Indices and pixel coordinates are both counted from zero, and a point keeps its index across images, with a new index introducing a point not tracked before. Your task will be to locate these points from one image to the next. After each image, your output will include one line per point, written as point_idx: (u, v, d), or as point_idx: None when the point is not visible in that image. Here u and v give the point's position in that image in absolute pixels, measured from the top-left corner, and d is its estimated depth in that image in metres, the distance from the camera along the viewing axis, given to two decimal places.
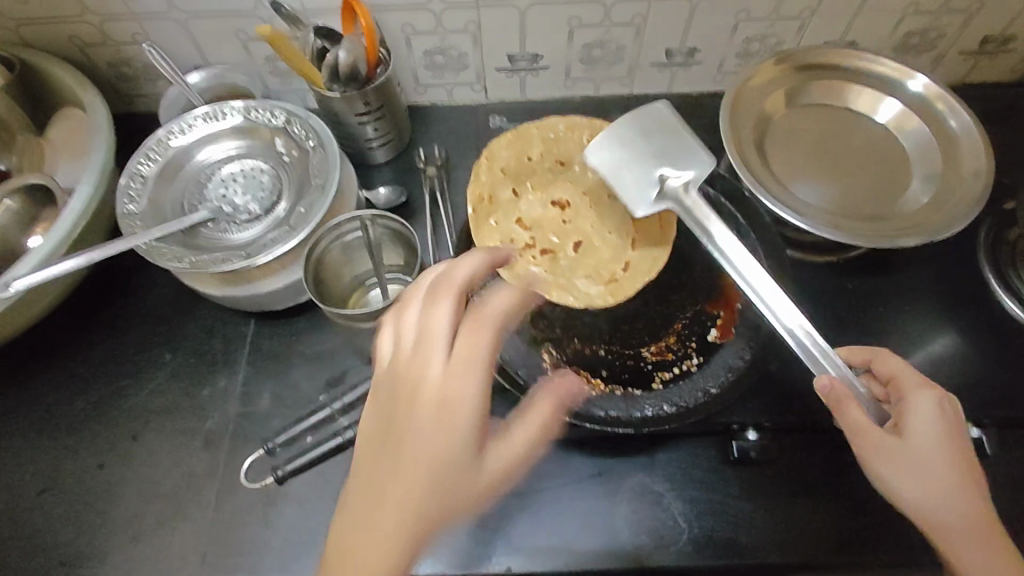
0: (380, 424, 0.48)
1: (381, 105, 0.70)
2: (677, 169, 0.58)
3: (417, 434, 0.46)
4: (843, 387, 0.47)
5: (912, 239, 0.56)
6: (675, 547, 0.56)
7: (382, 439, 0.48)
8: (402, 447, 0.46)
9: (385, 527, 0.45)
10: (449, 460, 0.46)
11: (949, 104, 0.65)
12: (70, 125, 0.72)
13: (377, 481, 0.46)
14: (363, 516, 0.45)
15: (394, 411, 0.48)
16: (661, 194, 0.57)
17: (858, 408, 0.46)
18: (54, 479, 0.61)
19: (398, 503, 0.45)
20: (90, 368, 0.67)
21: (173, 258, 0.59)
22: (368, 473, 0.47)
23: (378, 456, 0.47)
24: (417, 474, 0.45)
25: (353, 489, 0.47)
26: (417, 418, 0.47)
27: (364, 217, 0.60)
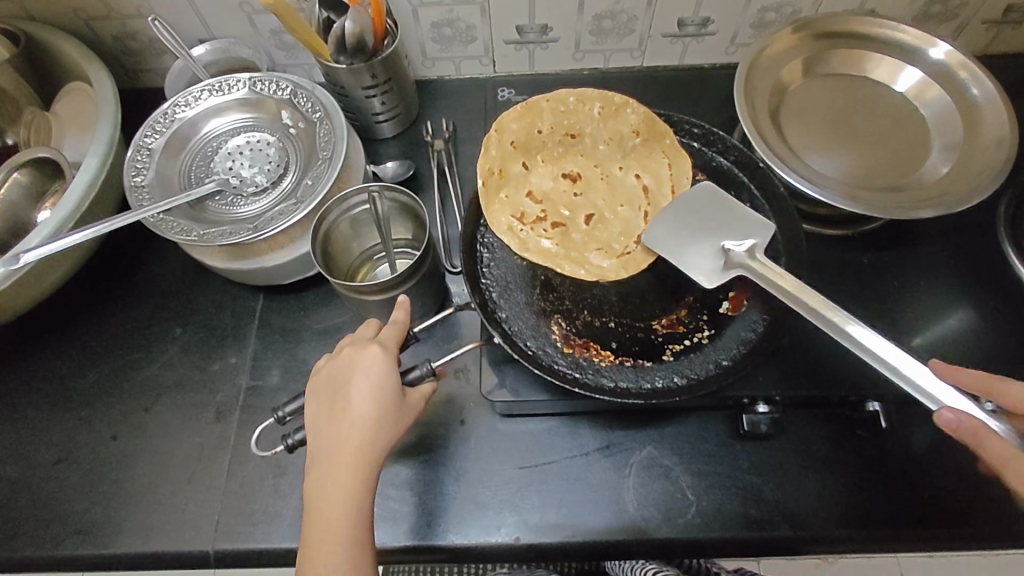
0: (321, 399, 0.51)
1: (388, 77, 0.69)
2: (735, 238, 0.56)
3: (356, 392, 0.50)
4: (976, 421, 0.43)
5: (929, 210, 0.55)
6: (684, 520, 0.56)
7: (327, 409, 0.51)
8: (343, 409, 0.50)
9: (345, 478, 0.48)
10: (388, 407, 0.50)
11: (970, 72, 0.63)
12: (76, 99, 0.71)
13: (329, 443, 0.49)
14: (322, 476, 0.49)
15: (333, 382, 0.51)
16: (727, 263, 0.56)
17: (995, 439, 0.43)
18: (68, 451, 0.62)
19: (352, 455, 0.48)
20: (101, 342, 0.67)
21: (181, 230, 0.59)
22: (320, 441, 0.50)
23: (327, 423, 0.50)
24: (361, 426, 0.49)
25: (313, 460, 0.50)
26: (354, 380, 0.50)
27: (372, 189, 0.59)
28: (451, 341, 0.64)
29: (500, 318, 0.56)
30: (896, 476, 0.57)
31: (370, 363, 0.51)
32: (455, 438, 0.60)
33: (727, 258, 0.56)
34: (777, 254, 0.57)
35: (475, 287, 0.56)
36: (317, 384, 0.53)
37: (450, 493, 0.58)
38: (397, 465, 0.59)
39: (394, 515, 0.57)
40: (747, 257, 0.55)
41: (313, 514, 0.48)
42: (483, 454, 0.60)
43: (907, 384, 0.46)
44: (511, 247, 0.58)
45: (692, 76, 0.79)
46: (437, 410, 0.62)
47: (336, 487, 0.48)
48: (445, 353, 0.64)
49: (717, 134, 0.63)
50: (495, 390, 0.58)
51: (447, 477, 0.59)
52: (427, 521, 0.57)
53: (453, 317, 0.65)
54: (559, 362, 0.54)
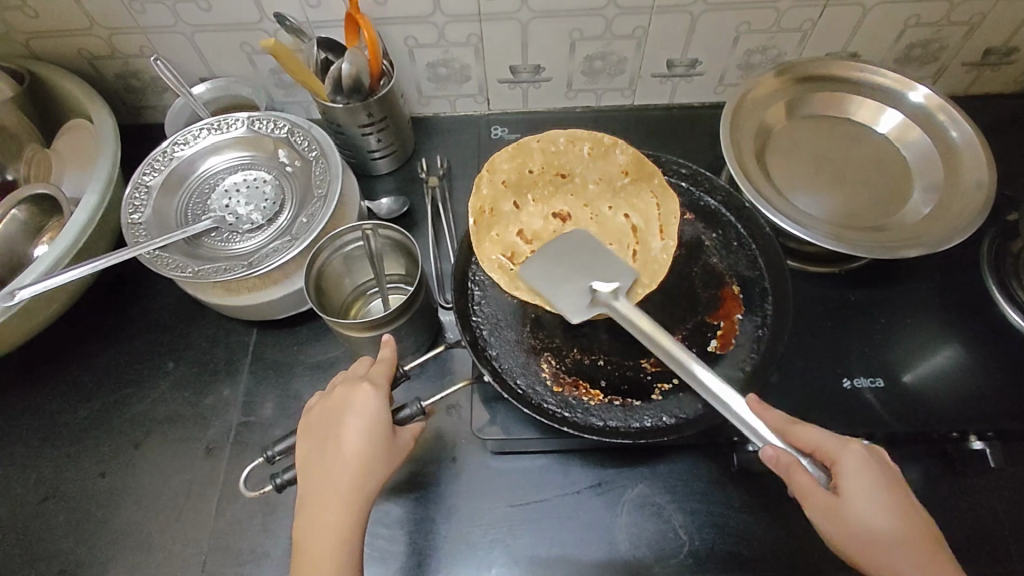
0: (309, 439, 0.51)
1: (384, 116, 0.71)
2: (604, 279, 0.56)
3: (346, 432, 0.50)
4: (789, 453, 0.46)
5: (912, 250, 0.56)
6: (676, 560, 0.56)
7: (315, 450, 0.51)
8: (333, 449, 0.50)
9: (334, 519, 0.48)
10: (378, 447, 0.50)
11: (950, 115, 0.64)
12: (78, 136, 0.73)
13: (317, 485, 0.49)
14: (312, 518, 0.48)
15: (323, 423, 0.51)
16: (594, 300, 0.56)
17: (801, 473, 0.46)
18: (56, 488, 0.62)
19: (341, 497, 0.48)
20: (93, 376, 0.67)
21: (175, 267, 0.59)
22: (308, 483, 0.49)
23: (315, 464, 0.50)
24: (351, 466, 0.49)
25: (300, 502, 0.50)
26: (343, 420, 0.50)
27: (365, 227, 0.59)
28: (443, 378, 0.65)
29: (490, 356, 0.56)
30: None
31: (360, 403, 0.51)
32: (447, 475, 0.60)
33: (595, 297, 0.56)
34: (764, 291, 0.58)
35: (465, 325, 0.57)
36: (307, 424, 0.52)
37: (441, 531, 0.58)
38: (388, 503, 0.59)
39: (384, 555, 0.57)
40: (613, 298, 0.55)
41: (301, 557, 0.48)
42: (474, 492, 0.59)
43: (734, 418, 0.48)
44: (500, 284, 0.59)
45: (682, 115, 0.80)
46: (429, 446, 0.62)
47: (325, 530, 0.48)
48: (436, 391, 0.64)
49: (705, 175, 0.64)
50: (485, 428, 0.59)
51: (438, 515, 0.59)
52: (417, 561, 0.57)
53: (445, 353, 0.66)
54: (548, 401, 0.54)
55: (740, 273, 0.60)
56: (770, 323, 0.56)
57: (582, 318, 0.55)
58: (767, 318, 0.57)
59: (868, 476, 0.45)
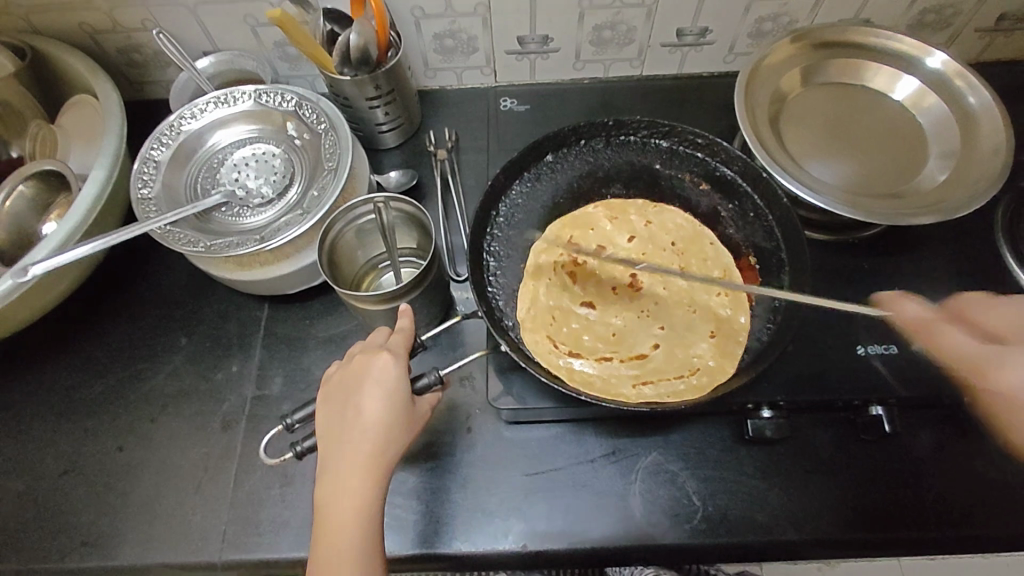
0: (330, 406, 0.52)
1: (392, 89, 0.70)
2: None
3: (366, 399, 0.50)
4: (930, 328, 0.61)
5: (930, 217, 0.56)
6: (690, 525, 0.57)
7: (335, 416, 0.51)
8: (355, 417, 0.50)
9: (353, 484, 0.48)
10: (398, 413, 0.50)
11: (966, 80, 0.64)
12: (82, 111, 0.72)
13: (337, 450, 0.50)
14: (332, 483, 0.49)
15: (342, 390, 0.52)
16: None
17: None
18: (74, 462, 0.62)
19: (363, 461, 0.49)
20: (106, 353, 0.67)
21: (187, 242, 0.59)
22: (329, 449, 0.50)
23: (336, 431, 0.50)
24: (372, 431, 0.49)
25: (322, 467, 0.50)
26: (363, 387, 0.51)
27: (377, 200, 0.59)
28: (456, 350, 0.65)
29: (507, 326, 0.57)
30: (900, 479, 0.58)
31: (380, 370, 0.51)
32: (462, 446, 0.61)
33: None
34: (781, 262, 0.59)
35: (481, 296, 0.57)
36: (327, 391, 0.53)
37: (458, 501, 0.58)
38: (404, 473, 0.60)
39: (401, 524, 0.57)
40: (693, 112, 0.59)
41: (324, 521, 0.49)
42: (490, 461, 0.60)
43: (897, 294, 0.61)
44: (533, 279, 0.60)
45: (692, 85, 0.79)
46: (443, 417, 0.62)
47: (345, 495, 0.48)
48: (450, 361, 0.64)
49: (721, 144, 0.63)
50: (501, 398, 0.60)
51: (454, 484, 0.59)
52: (435, 529, 0.57)
53: (458, 325, 0.66)
54: None
55: (757, 245, 0.61)
56: (787, 292, 0.57)
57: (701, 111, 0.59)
58: (784, 287, 0.57)
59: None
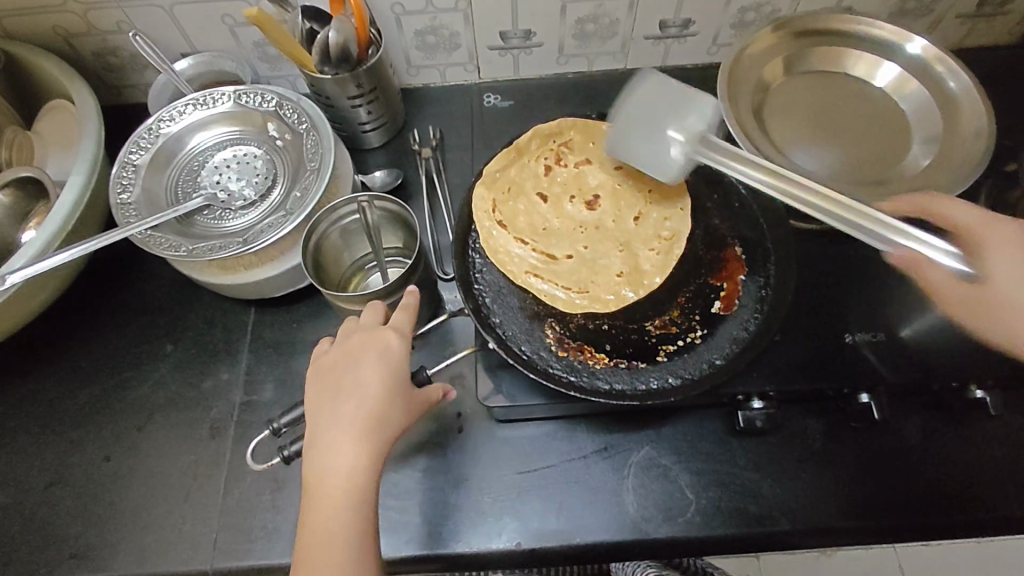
0: (325, 378, 0.52)
1: (374, 87, 0.69)
2: (675, 130, 0.59)
3: (367, 372, 0.51)
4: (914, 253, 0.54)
5: (913, 204, 0.56)
6: (684, 519, 0.57)
7: (330, 388, 0.51)
8: (354, 390, 0.50)
9: (347, 456, 0.48)
10: (397, 390, 0.51)
11: (948, 65, 0.64)
12: (59, 117, 0.71)
13: (331, 421, 0.49)
14: (324, 453, 0.48)
15: (339, 363, 0.52)
16: (686, 150, 0.59)
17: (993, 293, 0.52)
18: (61, 473, 0.61)
19: (358, 433, 0.49)
20: (91, 362, 0.66)
21: (169, 246, 0.58)
22: (322, 420, 0.50)
23: (331, 402, 0.50)
24: (370, 404, 0.49)
25: (312, 439, 0.49)
26: (363, 361, 0.51)
27: (360, 199, 0.59)
28: (445, 350, 0.64)
29: (494, 323, 0.56)
30: (891, 466, 0.58)
31: (382, 344, 0.51)
32: (454, 446, 0.60)
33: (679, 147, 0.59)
34: (767, 252, 0.58)
35: (467, 293, 0.57)
36: (322, 366, 0.53)
37: (451, 500, 0.58)
38: (396, 475, 0.59)
39: (394, 526, 0.57)
40: (695, 153, 0.59)
41: (313, 491, 0.48)
42: (482, 461, 0.60)
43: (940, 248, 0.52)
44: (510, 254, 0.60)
45: (676, 77, 0.79)
46: (434, 417, 0.61)
47: (337, 465, 0.48)
48: (440, 361, 0.64)
49: (704, 136, 0.64)
50: (491, 396, 0.59)
51: (447, 485, 0.59)
52: (429, 531, 0.57)
53: (447, 324, 0.65)
54: (554, 366, 0.54)
55: (741, 234, 0.60)
56: (774, 281, 0.57)
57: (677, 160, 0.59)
58: (770, 277, 0.57)
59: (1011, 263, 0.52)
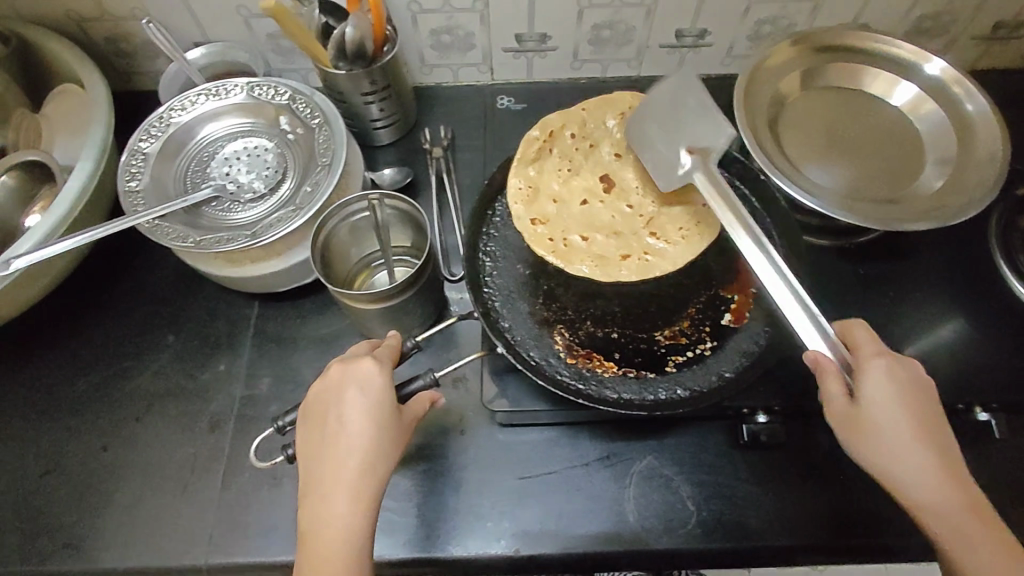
0: (310, 421, 0.49)
1: (387, 84, 0.69)
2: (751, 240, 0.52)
3: (351, 410, 0.47)
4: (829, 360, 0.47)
5: (926, 223, 0.56)
6: (685, 530, 0.56)
7: (317, 431, 0.48)
8: (338, 427, 0.47)
9: (342, 504, 0.45)
10: (387, 422, 0.48)
11: (965, 88, 0.64)
12: (68, 102, 0.70)
13: (321, 467, 0.46)
14: (318, 504, 0.45)
15: (322, 404, 0.49)
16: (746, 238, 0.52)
17: (834, 382, 0.46)
18: (56, 461, 0.60)
19: (349, 478, 0.45)
20: (90, 350, 0.65)
21: (176, 237, 0.57)
22: (312, 469, 0.47)
23: (319, 447, 0.47)
24: (361, 444, 0.46)
25: (305, 489, 0.47)
26: (346, 396, 0.48)
27: (372, 197, 0.58)
28: (450, 351, 0.64)
29: (503, 327, 0.56)
30: None
31: (364, 378, 0.48)
32: (456, 448, 0.60)
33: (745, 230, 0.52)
34: (778, 266, 0.58)
35: (477, 296, 0.56)
36: (306, 407, 0.50)
37: (451, 503, 0.58)
38: (396, 475, 0.59)
39: (393, 527, 0.57)
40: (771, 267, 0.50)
41: (307, 540, 0.45)
42: (483, 464, 0.59)
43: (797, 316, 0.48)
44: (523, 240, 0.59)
45: None
46: (436, 419, 0.61)
47: (333, 516, 0.45)
48: (444, 363, 0.64)
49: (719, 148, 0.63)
50: (495, 399, 0.59)
51: (447, 488, 0.58)
52: (429, 533, 0.57)
53: (452, 326, 0.65)
54: (562, 372, 0.54)
55: None
56: None
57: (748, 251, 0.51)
58: None
59: (893, 389, 0.45)
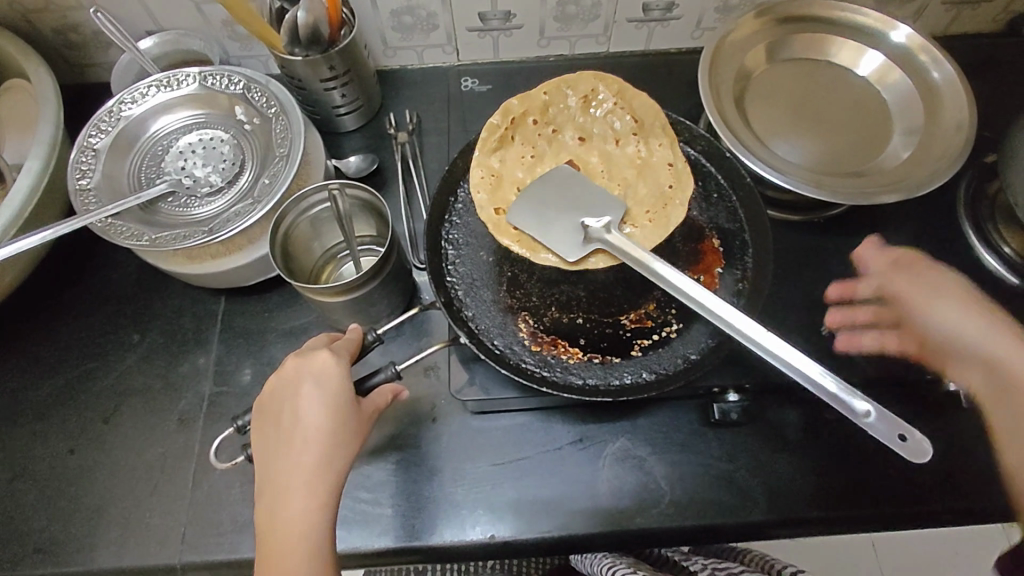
0: (266, 417, 0.48)
1: (348, 69, 0.67)
2: (594, 214, 0.55)
3: (306, 406, 0.47)
4: (850, 330, 0.59)
5: (893, 196, 0.55)
6: (657, 510, 0.57)
7: (274, 427, 0.47)
8: (294, 423, 0.47)
9: (298, 500, 0.45)
10: (344, 416, 0.47)
11: (931, 55, 0.63)
12: (15, 98, 0.68)
13: (279, 464, 0.46)
14: (275, 501, 0.45)
15: (276, 400, 0.48)
16: (587, 238, 0.55)
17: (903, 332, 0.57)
18: (25, 466, 0.60)
19: (307, 474, 0.45)
20: (55, 352, 0.64)
21: (131, 235, 0.56)
22: (268, 466, 0.46)
23: (275, 444, 0.47)
24: (318, 439, 0.46)
25: (263, 485, 0.46)
26: (302, 391, 0.47)
27: (331, 186, 0.57)
28: (420, 340, 0.63)
29: (467, 316, 0.55)
30: (864, 457, 0.58)
31: (321, 371, 0.48)
32: (428, 437, 0.60)
33: (587, 234, 0.55)
34: (745, 244, 0.58)
35: (439, 286, 0.56)
36: (262, 404, 0.49)
37: (424, 493, 0.57)
38: (368, 467, 0.59)
39: (367, 518, 0.57)
40: (605, 233, 0.54)
41: (268, 537, 0.45)
42: (456, 452, 0.59)
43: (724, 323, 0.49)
44: (486, 228, 0.58)
45: (660, 61, 0.77)
46: (407, 409, 0.61)
47: (293, 512, 0.45)
48: (413, 352, 0.63)
49: (683, 124, 0.63)
50: (464, 389, 0.59)
51: (420, 478, 0.58)
52: (403, 523, 0.56)
53: (422, 314, 0.64)
54: (527, 361, 0.54)
55: (720, 226, 0.59)
56: (751, 275, 0.56)
57: (579, 257, 0.54)
58: (747, 271, 0.57)
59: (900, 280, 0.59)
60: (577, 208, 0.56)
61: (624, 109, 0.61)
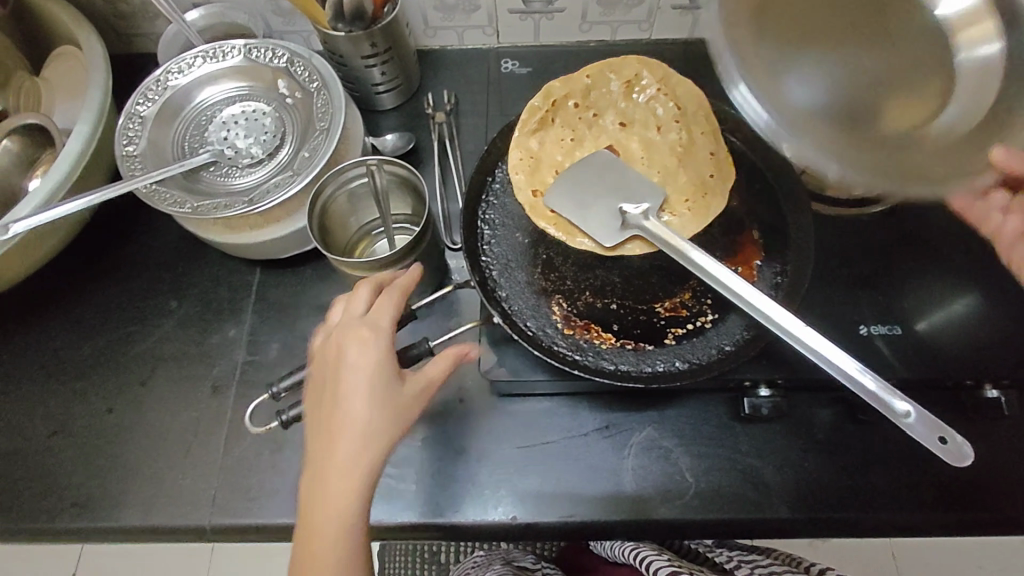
0: (316, 378, 0.49)
1: (389, 47, 0.67)
2: (633, 200, 0.55)
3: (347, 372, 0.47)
4: None
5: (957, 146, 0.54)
6: (682, 501, 0.56)
7: (322, 389, 0.48)
8: (336, 388, 0.47)
9: (337, 464, 0.45)
10: (383, 385, 0.47)
11: None
12: (67, 64, 0.69)
13: (323, 426, 0.47)
14: (317, 462, 0.46)
15: (325, 364, 0.49)
16: (625, 223, 0.54)
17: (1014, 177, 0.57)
18: (65, 422, 0.62)
19: (345, 439, 0.46)
20: (96, 314, 0.66)
21: (174, 202, 0.57)
22: (314, 426, 0.48)
23: (320, 405, 0.48)
24: (357, 406, 0.46)
25: (310, 445, 0.48)
26: (344, 357, 0.48)
27: (370, 162, 0.57)
28: (450, 320, 0.63)
29: (500, 297, 0.55)
30: (898, 459, 0.57)
31: (362, 339, 0.48)
32: (455, 416, 0.60)
33: (625, 220, 0.54)
34: (786, 237, 0.57)
35: (475, 264, 0.56)
36: (314, 366, 0.50)
37: (449, 470, 0.58)
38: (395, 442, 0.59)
39: (392, 492, 0.57)
40: (644, 219, 0.54)
41: (310, 495, 0.46)
42: (483, 433, 0.59)
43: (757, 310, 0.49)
44: (523, 210, 0.58)
45: (703, 50, 0.76)
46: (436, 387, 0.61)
47: (330, 475, 0.45)
48: (443, 331, 0.63)
49: (728, 111, 0.61)
50: (494, 369, 0.58)
51: (446, 455, 0.59)
52: (428, 499, 0.57)
53: (453, 294, 0.64)
54: (559, 344, 0.54)
55: (760, 218, 0.58)
56: (791, 268, 0.55)
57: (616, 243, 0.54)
58: (788, 264, 0.55)
59: None
60: (616, 194, 0.56)
61: (667, 95, 0.59)
